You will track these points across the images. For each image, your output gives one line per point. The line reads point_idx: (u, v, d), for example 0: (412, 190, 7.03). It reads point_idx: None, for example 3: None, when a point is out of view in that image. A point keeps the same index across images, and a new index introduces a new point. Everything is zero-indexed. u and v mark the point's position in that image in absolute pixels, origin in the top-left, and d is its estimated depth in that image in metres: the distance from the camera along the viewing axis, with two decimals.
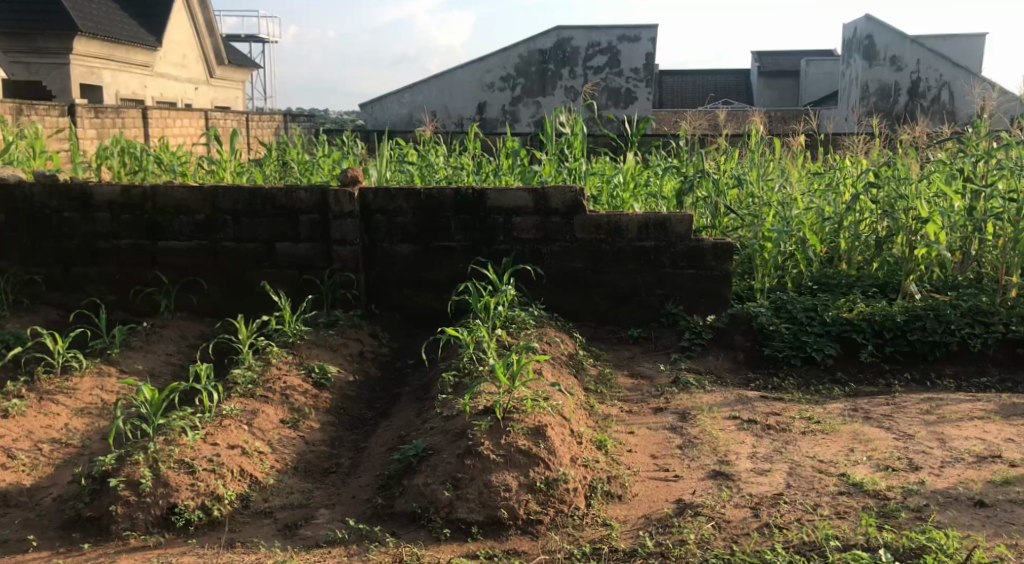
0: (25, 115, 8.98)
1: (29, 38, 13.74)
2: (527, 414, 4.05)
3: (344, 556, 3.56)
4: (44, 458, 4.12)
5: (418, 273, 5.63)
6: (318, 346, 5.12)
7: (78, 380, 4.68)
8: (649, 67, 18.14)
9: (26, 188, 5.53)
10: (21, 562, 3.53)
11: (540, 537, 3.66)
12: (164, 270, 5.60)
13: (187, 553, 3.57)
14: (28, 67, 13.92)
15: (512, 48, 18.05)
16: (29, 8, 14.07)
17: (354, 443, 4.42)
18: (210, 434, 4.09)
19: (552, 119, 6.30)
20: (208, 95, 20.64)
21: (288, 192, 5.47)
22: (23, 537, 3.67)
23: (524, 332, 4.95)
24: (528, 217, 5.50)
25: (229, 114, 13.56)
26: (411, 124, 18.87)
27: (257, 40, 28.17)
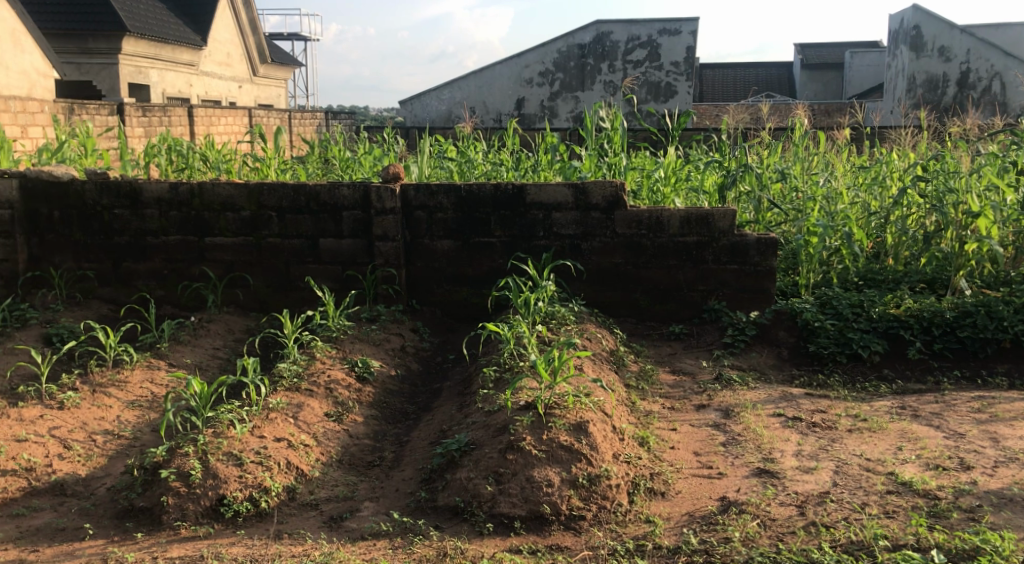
0: (77, 115, 9.16)
1: (80, 39, 14.03)
2: (569, 410, 4.06)
3: (389, 549, 3.60)
4: (97, 449, 4.20)
5: (459, 269, 5.65)
6: (361, 342, 5.17)
7: (129, 373, 4.79)
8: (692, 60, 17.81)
9: (79, 185, 5.60)
10: (77, 550, 3.60)
11: (583, 532, 3.67)
12: (211, 266, 5.68)
13: (236, 544, 3.62)
14: (80, 68, 14.22)
15: (551, 43, 18.09)
16: (80, 10, 14.35)
17: (397, 437, 4.45)
18: (258, 427, 4.15)
19: (592, 114, 6.27)
20: (252, 93, 20.88)
21: (330, 189, 5.52)
22: (79, 526, 3.74)
23: (565, 328, 4.95)
24: (568, 212, 5.49)
25: (273, 112, 13.72)
26: (450, 121, 18.93)
27: (299, 38, 28.47)
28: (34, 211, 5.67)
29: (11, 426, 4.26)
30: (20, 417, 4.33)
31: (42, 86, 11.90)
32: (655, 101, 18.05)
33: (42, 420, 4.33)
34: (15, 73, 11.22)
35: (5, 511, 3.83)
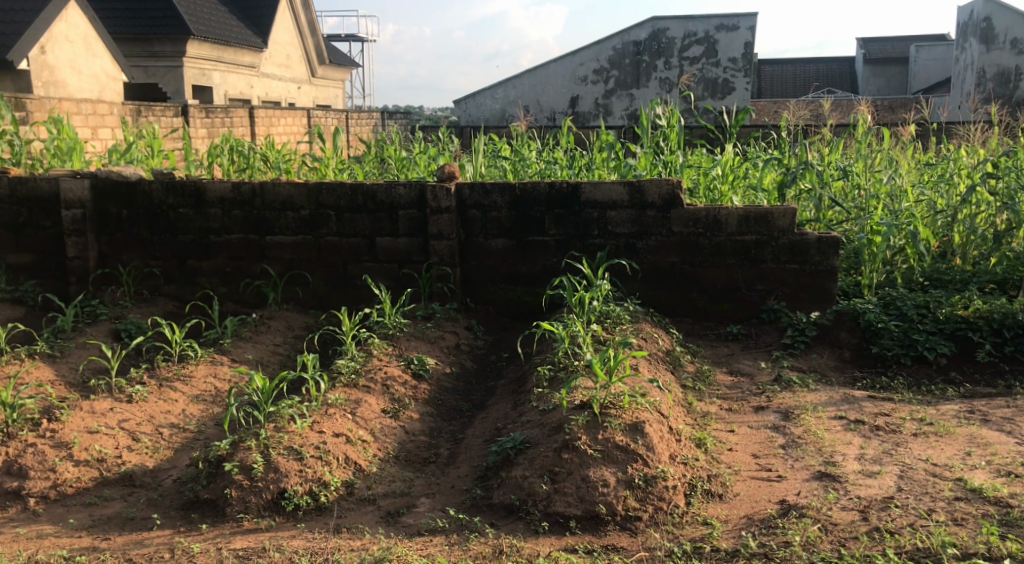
0: (144, 117, 9.39)
1: (148, 43, 14.42)
2: (624, 410, 4.04)
3: (446, 545, 3.62)
4: (164, 441, 4.29)
5: (513, 267, 5.66)
6: (417, 339, 5.21)
7: (194, 368, 4.88)
8: (750, 56, 17.55)
9: (146, 186, 5.72)
10: (145, 539, 3.68)
11: (639, 533, 3.65)
12: (271, 264, 5.77)
13: (297, 537, 3.67)
14: (147, 70, 14.64)
15: (605, 41, 18.03)
16: (146, 14, 14.70)
17: (452, 434, 4.48)
18: (317, 422, 4.21)
19: (647, 111, 6.22)
20: (311, 93, 21.16)
21: (387, 188, 5.57)
22: (147, 516, 3.82)
23: (620, 327, 4.93)
24: (623, 211, 5.47)
25: (333, 113, 13.90)
26: (504, 120, 18.99)
27: (357, 39, 28.74)
28: (103, 211, 5.80)
29: (83, 418, 4.33)
30: (91, 409, 4.40)
31: (111, 89, 12.21)
32: (712, 98, 17.82)
33: (112, 412, 4.41)
34: (87, 77, 11.53)
35: (78, 500, 3.93)
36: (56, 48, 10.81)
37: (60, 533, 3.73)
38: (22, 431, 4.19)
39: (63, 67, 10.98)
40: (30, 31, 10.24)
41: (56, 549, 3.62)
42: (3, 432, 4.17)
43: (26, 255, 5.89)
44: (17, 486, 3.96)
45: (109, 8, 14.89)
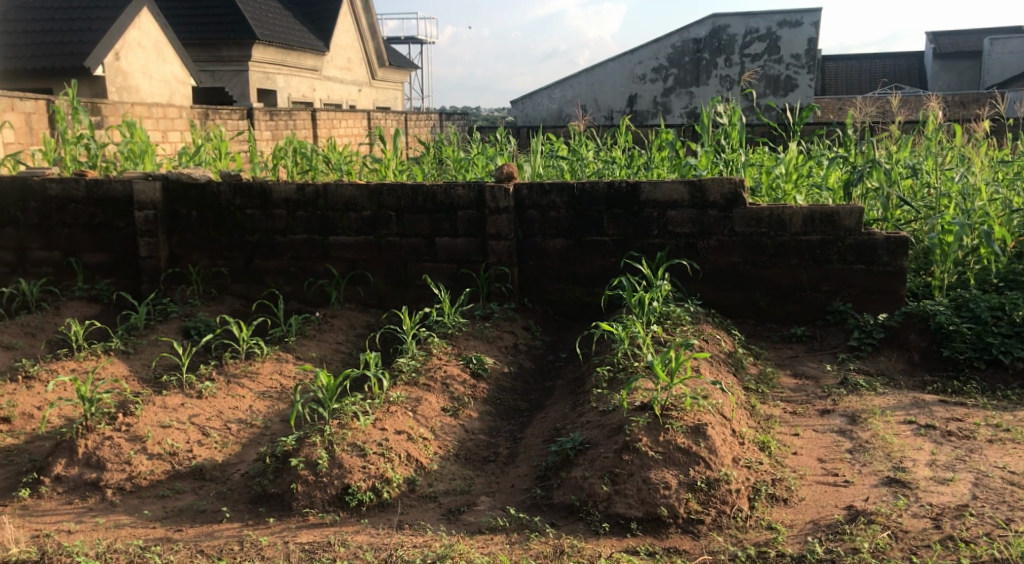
0: (211, 120, 9.59)
1: (215, 48, 14.74)
2: (686, 412, 4.01)
3: (506, 544, 3.62)
4: (232, 437, 4.36)
5: (571, 268, 5.65)
6: (476, 339, 5.23)
7: (260, 365, 4.98)
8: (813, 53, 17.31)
9: (214, 187, 5.83)
10: (215, 531, 3.74)
11: (702, 537, 3.62)
12: (333, 263, 5.84)
13: (361, 532, 3.71)
14: (214, 75, 14.96)
15: (664, 39, 18.06)
16: (213, 19, 15.01)
17: (511, 434, 4.48)
18: (380, 419, 4.25)
19: (709, 109, 6.15)
20: (372, 96, 21.38)
21: (446, 189, 5.60)
22: (217, 509, 3.89)
23: (681, 328, 4.89)
24: (684, 211, 5.42)
25: (393, 114, 14.04)
26: (561, 119, 18.99)
27: (417, 41, 28.98)
28: (174, 213, 5.92)
29: (156, 412, 4.42)
30: (164, 404, 4.50)
31: (180, 94, 12.48)
32: (775, 95, 17.49)
33: (183, 407, 4.50)
34: (158, 82, 11.80)
35: (152, 492, 4.00)
36: (130, 54, 11.08)
37: (135, 523, 3.80)
38: (99, 425, 4.26)
39: (136, 73, 11.23)
40: (105, 38, 10.52)
41: (132, 538, 3.68)
42: (82, 426, 4.24)
43: (100, 255, 6.02)
44: (94, 477, 4.04)
45: (178, 14, 15.22)
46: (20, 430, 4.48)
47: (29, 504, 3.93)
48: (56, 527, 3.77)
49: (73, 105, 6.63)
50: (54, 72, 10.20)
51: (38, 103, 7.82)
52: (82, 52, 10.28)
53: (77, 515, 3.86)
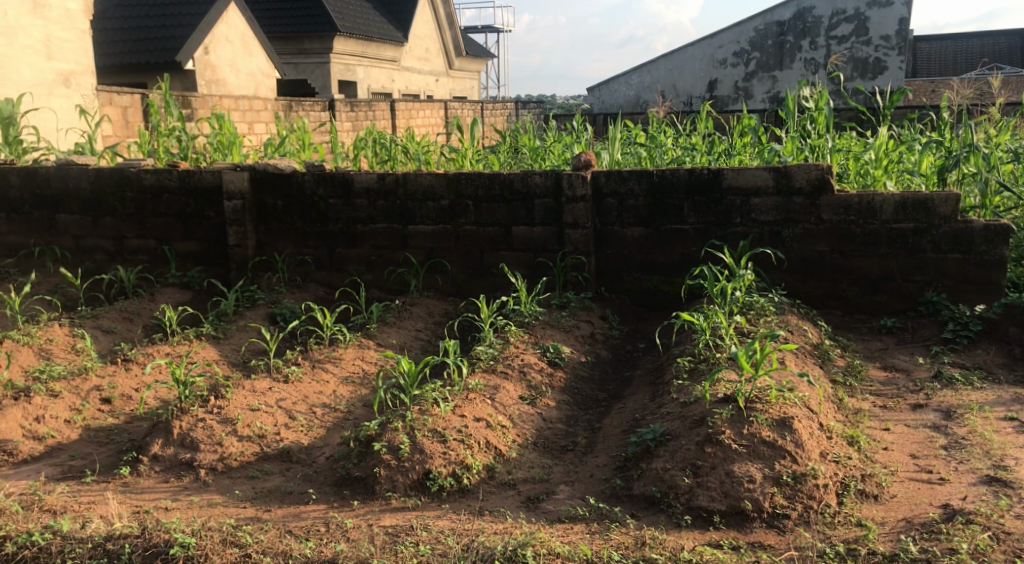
0: (295, 112, 9.77)
1: (298, 41, 14.98)
2: (771, 405, 3.93)
3: (586, 533, 3.59)
4: (317, 421, 4.43)
5: (650, 256, 5.58)
6: (553, 328, 5.21)
7: (343, 351, 5.05)
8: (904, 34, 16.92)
9: (298, 177, 5.90)
10: (302, 512, 3.79)
11: (788, 532, 3.54)
12: (413, 252, 5.87)
13: (442, 517, 3.72)
14: (298, 67, 15.22)
15: (747, 22, 17.70)
16: (296, 11, 15.24)
17: (589, 424, 4.45)
18: (459, 406, 4.26)
19: (794, 94, 6.00)
20: (449, 86, 21.49)
21: (524, 177, 5.57)
22: (304, 491, 3.94)
23: (765, 319, 4.79)
24: (768, 198, 5.30)
25: (469, 104, 14.10)
26: (639, 106, 18.95)
27: (494, 30, 29.02)
28: (260, 202, 6.01)
29: (245, 396, 4.50)
30: (253, 388, 4.58)
31: (266, 86, 12.71)
32: (863, 78, 17.23)
33: (271, 391, 4.58)
34: (245, 75, 12.04)
35: (242, 473, 4.08)
36: (218, 47, 11.31)
37: (227, 503, 3.86)
38: (192, 407, 4.35)
39: (224, 66, 11.47)
40: (195, 32, 10.72)
41: (225, 517, 3.73)
42: (177, 407, 4.34)
43: (192, 243, 6.13)
44: (189, 458, 4.12)
45: (262, 7, 15.49)
46: (120, 410, 4.62)
47: (130, 482, 4.02)
48: (154, 504, 3.84)
49: (165, 99, 6.80)
50: (148, 66, 10.51)
51: (134, 97, 8.53)
52: (174, 46, 10.53)
53: (173, 493, 3.94)
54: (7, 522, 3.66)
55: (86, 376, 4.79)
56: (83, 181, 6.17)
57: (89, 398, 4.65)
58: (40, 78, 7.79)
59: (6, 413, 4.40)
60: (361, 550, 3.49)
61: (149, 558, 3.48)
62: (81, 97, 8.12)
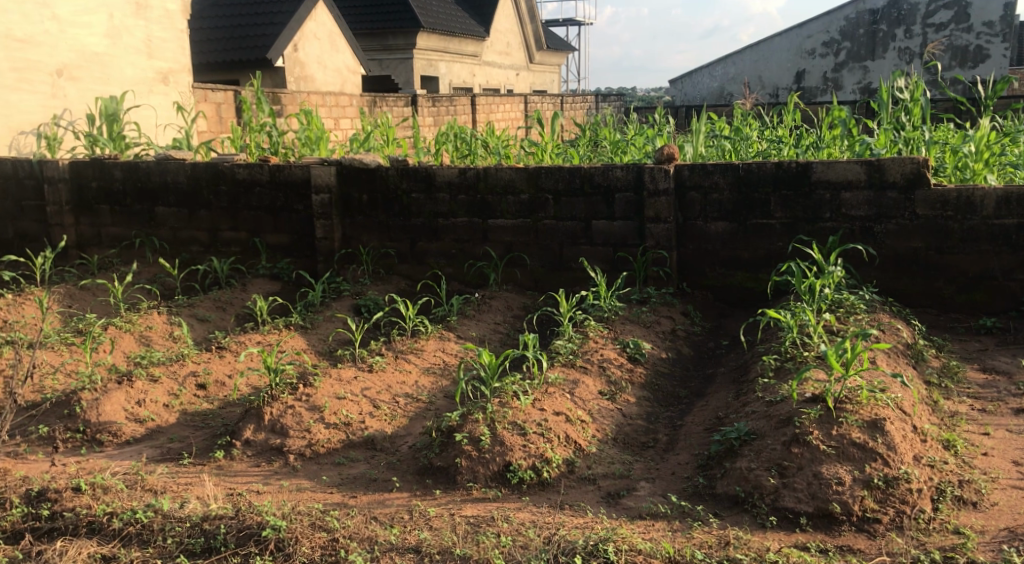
0: (378, 108, 9.91)
1: (382, 37, 15.18)
2: (861, 406, 3.83)
3: (668, 531, 3.55)
4: (400, 410, 4.48)
5: (734, 252, 5.49)
6: (633, 323, 5.18)
7: (425, 343, 5.11)
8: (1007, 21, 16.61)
9: (383, 171, 5.97)
10: (385, 500, 3.83)
11: (879, 537, 3.45)
12: (493, 246, 5.89)
13: (522, 509, 3.72)
14: (382, 63, 15.43)
15: (838, 12, 17.36)
16: (381, 7, 15.43)
17: (671, 421, 4.40)
18: (539, 399, 4.26)
19: (888, 84, 5.83)
20: (529, 80, 21.51)
21: (605, 171, 5.53)
22: (388, 479, 3.98)
23: (855, 317, 4.68)
24: (859, 192, 5.16)
25: (550, 97, 14.11)
26: (723, 98, 19.10)
27: (575, 23, 28.92)
28: (346, 196, 6.09)
29: (331, 385, 4.57)
30: (338, 377, 4.65)
31: (352, 82, 12.88)
32: (961, 67, 16.99)
33: (356, 380, 4.65)
34: (332, 72, 12.24)
35: (329, 459, 4.14)
36: (306, 45, 11.52)
37: (315, 488, 3.93)
38: (283, 394, 4.44)
39: (312, 63, 11.68)
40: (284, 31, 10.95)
41: (313, 502, 3.79)
42: (268, 394, 4.44)
43: (282, 236, 6.24)
44: (279, 443, 4.21)
45: (347, 4, 15.69)
46: (214, 396, 4.74)
47: (223, 465, 4.12)
48: (246, 487, 3.93)
49: (257, 95, 6.95)
50: (241, 63, 10.80)
51: (227, 93, 8.89)
52: (265, 44, 10.77)
53: (265, 477, 4.02)
54: (112, 499, 3.77)
55: (182, 363, 4.93)
56: (180, 175, 6.31)
57: (186, 384, 4.78)
58: (141, 76, 8.13)
59: (110, 395, 4.54)
60: (444, 539, 3.50)
61: (243, 539, 3.54)
62: (179, 94, 8.48)
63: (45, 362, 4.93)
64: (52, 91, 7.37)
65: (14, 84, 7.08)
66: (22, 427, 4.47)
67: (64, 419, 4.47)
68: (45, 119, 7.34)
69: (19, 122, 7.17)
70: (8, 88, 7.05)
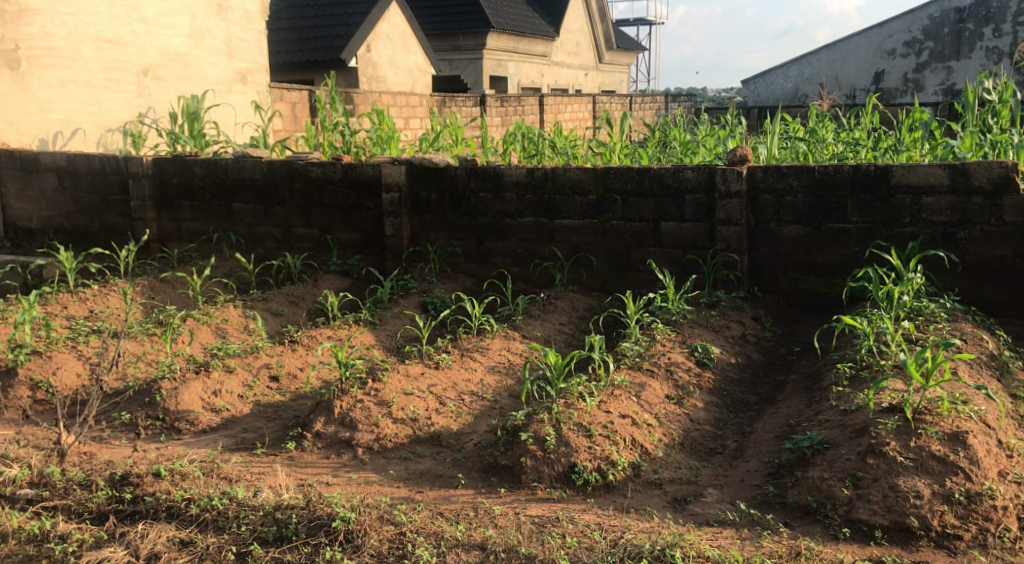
0: (447, 108, 9.97)
1: (453, 38, 15.28)
2: (942, 418, 3.72)
3: (737, 538, 3.48)
4: (466, 407, 4.48)
5: (807, 256, 5.38)
6: (702, 327, 5.10)
7: (490, 341, 5.10)
8: None
9: (452, 170, 5.99)
10: (451, 496, 3.83)
11: (959, 554, 3.34)
12: (559, 247, 5.86)
13: (587, 511, 3.68)
14: (452, 64, 15.52)
15: (921, 10, 17.14)
16: (452, 8, 15.53)
17: (739, 427, 4.32)
18: (605, 401, 4.22)
19: (975, 86, 5.64)
20: (598, 81, 21.43)
21: (675, 172, 5.47)
22: (453, 475, 3.99)
23: (935, 326, 4.54)
24: (941, 197, 5.02)
25: (618, 98, 14.04)
26: (796, 99, 18.89)
27: (645, 23, 28.73)
28: (415, 195, 6.12)
29: (400, 380, 4.59)
30: (406, 373, 4.67)
31: (422, 82, 12.97)
32: None
33: (423, 377, 4.67)
34: (403, 72, 12.34)
35: (396, 454, 4.16)
36: (379, 45, 11.64)
37: (382, 482, 3.94)
38: (352, 388, 4.48)
39: (384, 63, 11.80)
40: (358, 31, 11.08)
41: (380, 495, 3.81)
42: (338, 388, 4.48)
43: (353, 233, 6.30)
44: (348, 436, 4.23)
45: (420, 5, 15.83)
46: (287, 388, 4.80)
47: (294, 456, 4.17)
48: (316, 478, 3.97)
49: (330, 94, 7.04)
50: (316, 63, 10.96)
51: (302, 93, 9.01)
52: (339, 45, 10.90)
53: (334, 468, 4.06)
54: (190, 485, 3.83)
55: (257, 355, 5.01)
56: (256, 172, 6.42)
57: (260, 376, 4.85)
58: (221, 76, 8.33)
59: (188, 385, 4.63)
60: (509, 538, 3.48)
61: (313, 529, 3.58)
62: (256, 94, 8.67)
63: (128, 351, 5.06)
64: (138, 91, 7.57)
65: (103, 83, 7.27)
66: (106, 413, 4.58)
67: (145, 406, 4.58)
68: (130, 118, 7.53)
69: (107, 120, 7.36)
70: (97, 88, 7.25)
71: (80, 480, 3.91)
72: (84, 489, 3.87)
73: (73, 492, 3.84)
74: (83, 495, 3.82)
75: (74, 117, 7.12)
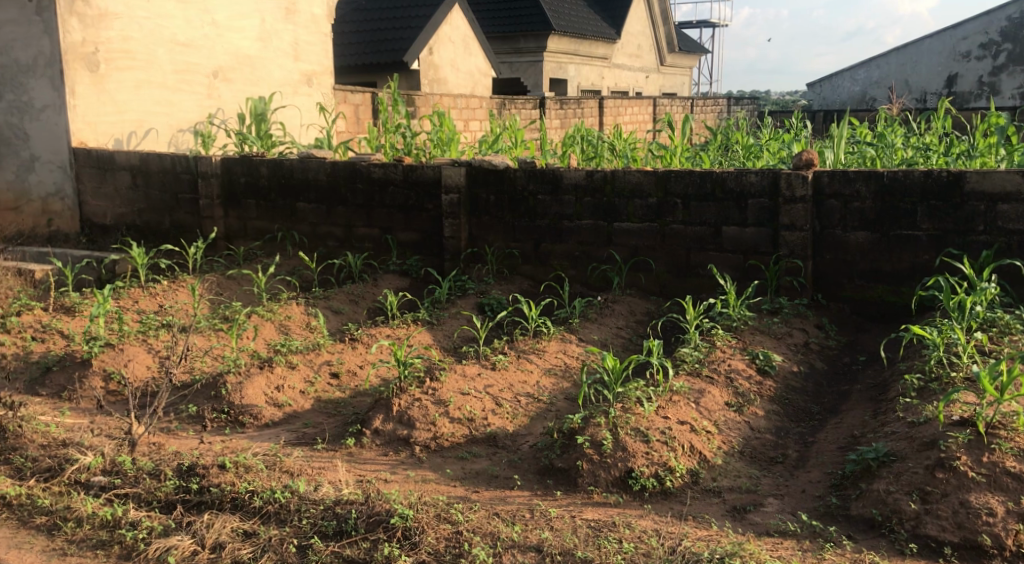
0: (507, 109, 9.98)
1: (514, 40, 15.30)
2: (1018, 433, 3.60)
3: (798, 550, 3.40)
4: (522, 408, 4.46)
5: (874, 264, 5.26)
6: (763, 334, 5.02)
7: (547, 343, 5.08)
8: None
9: (511, 171, 5.98)
10: (507, 497, 3.82)
11: None
12: (618, 250, 5.81)
13: (645, 516, 3.64)
14: (512, 66, 15.53)
15: (998, 12, 16.72)
16: (514, 10, 15.53)
17: (801, 437, 4.23)
18: (663, 407, 4.17)
19: None
20: (658, 83, 21.25)
21: (738, 176, 5.38)
22: (509, 476, 3.97)
23: (1010, 338, 4.40)
24: (1017, 204, 4.87)
25: (680, 100, 13.93)
26: (864, 103, 18.66)
27: (708, 24, 28.41)
28: (474, 195, 6.12)
29: (456, 380, 4.58)
30: (463, 373, 4.66)
31: (483, 85, 13.00)
32: None
33: (480, 377, 4.65)
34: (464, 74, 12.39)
35: (453, 453, 4.16)
36: (441, 47, 11.69)
37: (439, 480, 3.95)
38: (410, 386, 4.49)
39: (446, 65, 11.85)
40: (420, 33, 11.14)
41: (438, 494, 3.81)
42: (396, 386, 4.49)
43: (412, 233, 6.33)
44: (406, 434, 4.24)
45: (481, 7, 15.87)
46: (346, 385, 4.83)
47: (353, 452, 4.19)
48: (375, 474, 3.98)
49: (392, 95, 7.07)
50: (379, 65, 11.05)
51: (365, 94, 9.08)
52: (403, 47, 10.98)
53: (392, 466, 4.06)
54: (253, 478, 3.87)
55: (319, 352, 5.05)
56: (317, 171, 6.48)
57: (321, 372, 4.90)
58: (287, 78, 8.44)
59: (252, 379, 4.68)
60: (566, 540, 3.45)
61: (373, 525, 3.58)
62: (321, 95, 8.77)
63: (194, 345, 5.14)
64: (208, 92, 7.71)
65: (175, 84, 7.42)
66: (174, 405, 4.66)
67: (211, 399, 4.63)
68: (200, 118, 7.68)
69: (179, 120, 7.51)
70: (170, 88, 7.40)
71: (150, 469, 3.97)
72: (153, 478, 3.93)
73: (142, 480, 3.91)
74: (152, 484, 3.88)
75: (147, 117, 7.27)
